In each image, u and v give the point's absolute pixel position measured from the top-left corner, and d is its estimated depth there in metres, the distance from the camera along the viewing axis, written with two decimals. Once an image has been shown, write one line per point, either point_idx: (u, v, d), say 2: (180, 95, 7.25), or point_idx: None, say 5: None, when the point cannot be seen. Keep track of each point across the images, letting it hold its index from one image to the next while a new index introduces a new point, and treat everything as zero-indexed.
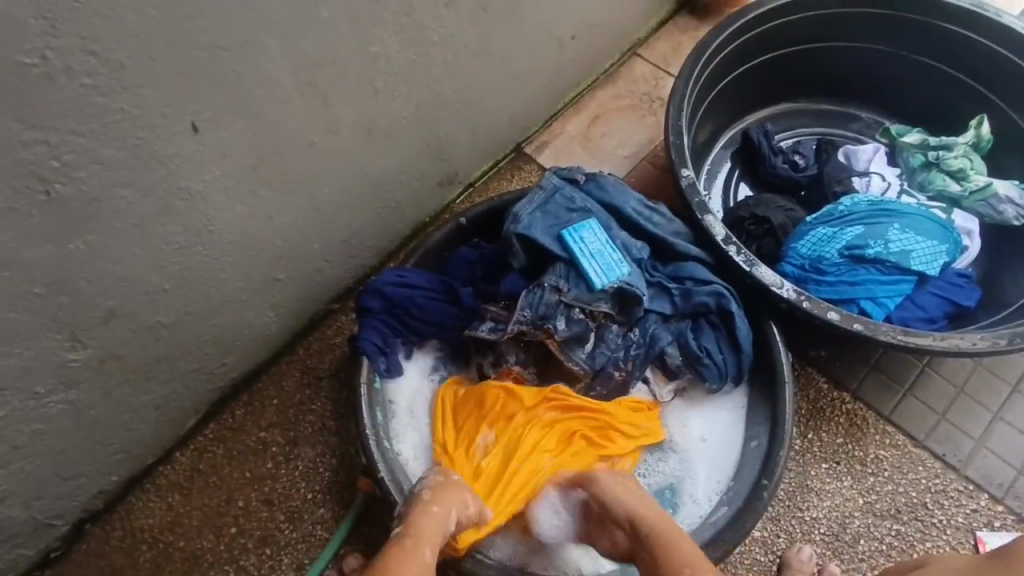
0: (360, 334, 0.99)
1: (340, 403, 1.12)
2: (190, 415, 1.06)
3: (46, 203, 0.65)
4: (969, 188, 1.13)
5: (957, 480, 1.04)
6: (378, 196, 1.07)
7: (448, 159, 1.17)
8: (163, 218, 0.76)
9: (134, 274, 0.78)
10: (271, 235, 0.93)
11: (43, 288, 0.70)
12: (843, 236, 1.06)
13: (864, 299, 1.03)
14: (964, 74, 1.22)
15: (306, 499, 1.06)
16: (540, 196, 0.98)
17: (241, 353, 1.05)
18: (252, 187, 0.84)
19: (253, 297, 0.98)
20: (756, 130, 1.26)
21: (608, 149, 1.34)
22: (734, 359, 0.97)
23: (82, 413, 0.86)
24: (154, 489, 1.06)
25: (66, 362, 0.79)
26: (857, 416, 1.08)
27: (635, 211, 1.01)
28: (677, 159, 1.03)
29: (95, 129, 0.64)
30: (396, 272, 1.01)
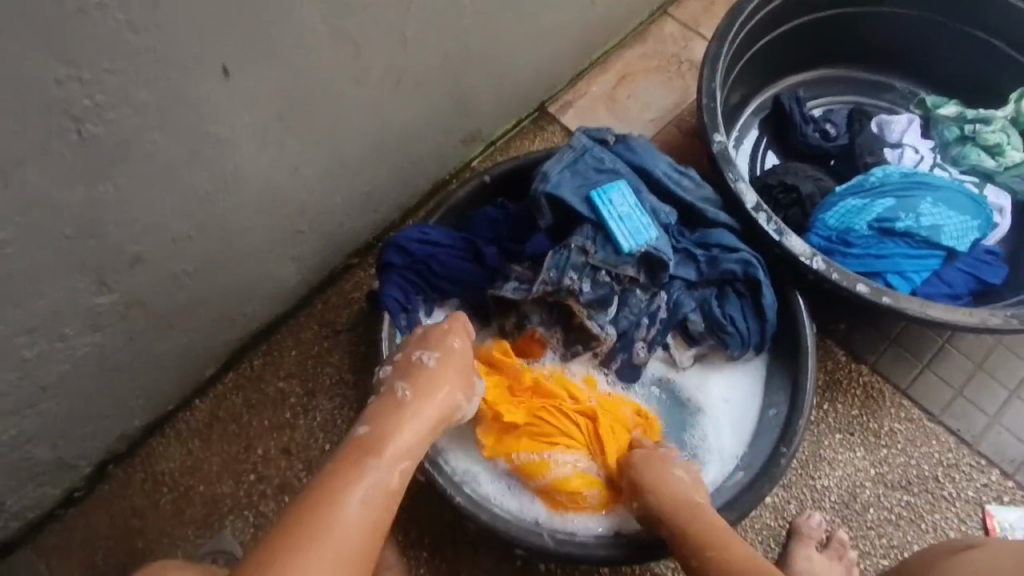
0: (381, 288, 0.99)
1: (358, 357, 1.13)
2: (210, 364, 1.07)
3: (77, 142, 0.63)
4: (1004, 163, 1.11)
5: (969, 455, 1.05)
6: (401, 150, 1.06)
7: (472, 116, 1.15)
8: (192, 163, 0.75)
9: (161, 220, 0.77)
10: (295, 186, 0.91)
11: (73, 230, 0.69)
12: (873, 208, 1.04)
13: (890, 272, 1.02)
14: (1006, 45, 1.18)
15: (323, 450, 1.07)
16: (568, 156, 0.96)
17: (260, 305, 1.05)
18: (278, 135, 0.82)
19: (275, 249, 0.98)
20: (787, 96, 1.23)
21: (634, 112, 1.31)
22: (757, 327, 0.96)
23: (107, 358, 0.87)
24: (173, 435, 1.07)
25: (93, 306, 0.79)
26: (873, 389, 1.09)
27: (664, 174, 0.99)
28: (710, 123, 1.00)
29: (127, 68, 0.62)
30: (419, 228, 1.00)
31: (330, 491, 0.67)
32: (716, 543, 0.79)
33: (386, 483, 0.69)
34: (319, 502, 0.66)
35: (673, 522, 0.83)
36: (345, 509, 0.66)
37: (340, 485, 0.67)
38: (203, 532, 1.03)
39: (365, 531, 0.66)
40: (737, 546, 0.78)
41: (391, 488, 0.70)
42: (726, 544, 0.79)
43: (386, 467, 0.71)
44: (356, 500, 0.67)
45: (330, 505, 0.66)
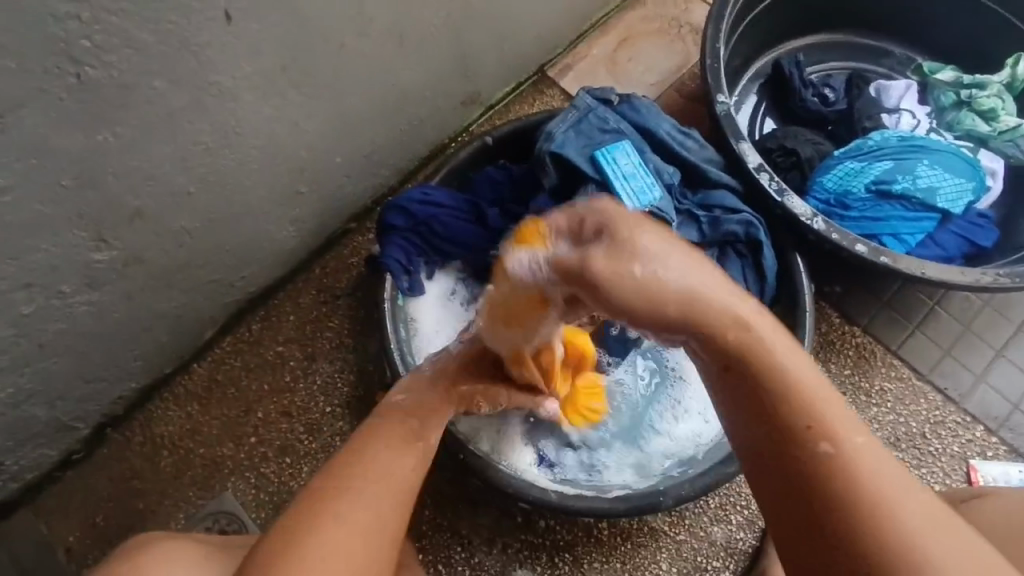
0: (383, 250, 0.99)
1: (358, 321, 1.12)
2: (208, 326, 1.06)
3: (76, 87, 0.61)
4: (998, 128, 1.13)
5: (956, 412, 1.09)
6: (401, 110, 1.04)
7: (473, 76, 1.13)
8: (192, 113, 0.73)
9: (160, 173, 0.75)
10: (296, 143, 0.90)
11: (71, 180, 0.68)
12: (871, 171, 1.05)
13: (885, 235, 1.03)
14: (1002, 10, 1.19)
15: (324, 412, 1.07)
16: (573, 115, 0.96)
17: (259, 267, 1.04)
18: (280, 87, 0.80)
19: (274, 208, 0.96)
20: (787, 61, 1.23)
21: (634, 76, 1.30)
22: (758, 288, 0.97)
23: (105, 316, 0.85)
24: (171, 399, 1.07)
25: (91, 262, 0.77)
26: (865, 350, 1.11)
27: (668, 135, 0.99)
28: (714, 84, 1.00)
29: (129, 9, 0.60)
30: (420, 189, 0.99)
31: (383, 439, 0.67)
32: (779, 394, 0.48)
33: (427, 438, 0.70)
34: (368, 446, 0.66)
35: (725, 338, 0.49)
36: (390, 453, 0.66)
37: (388, 433, 0.68)
38: (204, 493, 1.03)
39: (408, 479, 0.65)
40: (833, 408, 0.48)
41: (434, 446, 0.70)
42: (812, 401, 0.48)
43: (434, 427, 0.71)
44: (404, 448, 0.67)
45: (378, 448, 0.66)
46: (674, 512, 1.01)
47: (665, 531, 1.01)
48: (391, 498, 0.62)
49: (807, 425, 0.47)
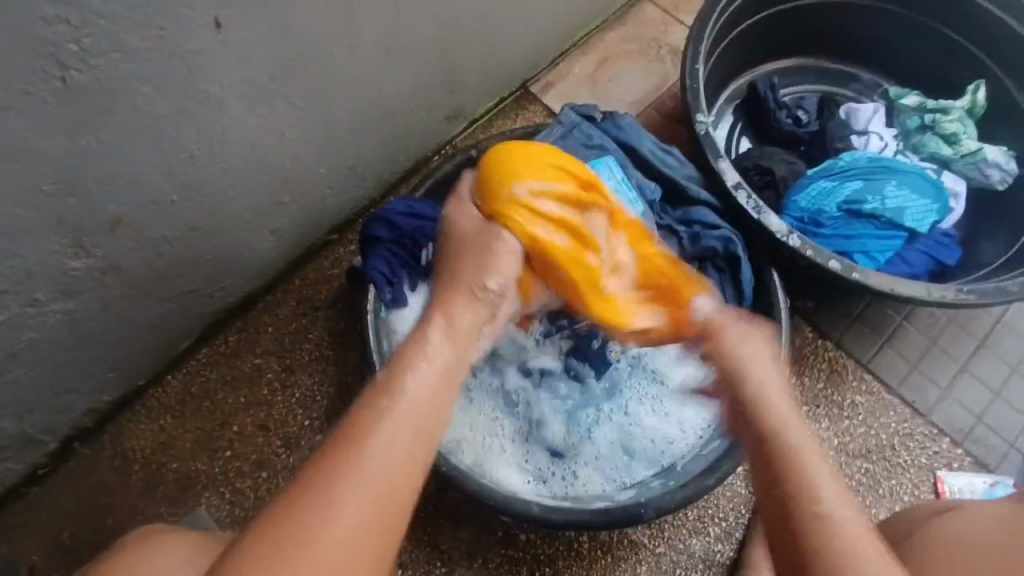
0: (367, 261, 1.00)
1: (338, 333, 1.11)
2: (184, 337, 1.04)
3: (61, 91, 0.60)
4: (961, 151, 1.17)
5: (923, 424, 1.12)
6: (387, 121, 1.04)
7: (458, 90, 1.14)
8: (179, 120, 0.72)
9: (143, 180, 0.74)
10: (281, 152, 0.89)
11: (51, 186, 0.66)
12: (842, 191, 1.09)
13: (856, 252, 1.07)
14: (965, 40, 1.24)
15: (302, 426, 1.06)
16: (557, 131, 0.97)
17: (239, 277, 1.03)
18: (267, 96, 0.80)
19: (257, 217, 0.95)
20: (763, 83, 1.27)
21: (615, 94, 1.33)
22: (735, 302, 0.99)
23: (80, 325, 0.83)
24: (144, 411, 1.04)
25: (67, 270, 0.75)
26: (837, 364, 1.15)
27: (650, 152, 1.01)
28: (693, 103, 1.03)
29: (120, 13, 0.59)
30: (406, 201, 1.01)
31: (355, 429, 0.56)
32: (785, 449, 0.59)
33: (414, 398, 0.61)
34: (340, 447, 0.55)
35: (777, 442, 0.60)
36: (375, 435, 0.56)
37: (370, 415, 0.58)
38: (177, 509, 1.00)
39: (405, 459, 0.56)
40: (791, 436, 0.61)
41: (431, 410, 0.61)
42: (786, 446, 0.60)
43: (418, 389, 0.62)
44: (388, 426, 0.57)
45: (357, 435, 0.56)
46: (653, 524, 1.02)
47: (644, 544, 1.01)
48: (385, 499, 0.53)
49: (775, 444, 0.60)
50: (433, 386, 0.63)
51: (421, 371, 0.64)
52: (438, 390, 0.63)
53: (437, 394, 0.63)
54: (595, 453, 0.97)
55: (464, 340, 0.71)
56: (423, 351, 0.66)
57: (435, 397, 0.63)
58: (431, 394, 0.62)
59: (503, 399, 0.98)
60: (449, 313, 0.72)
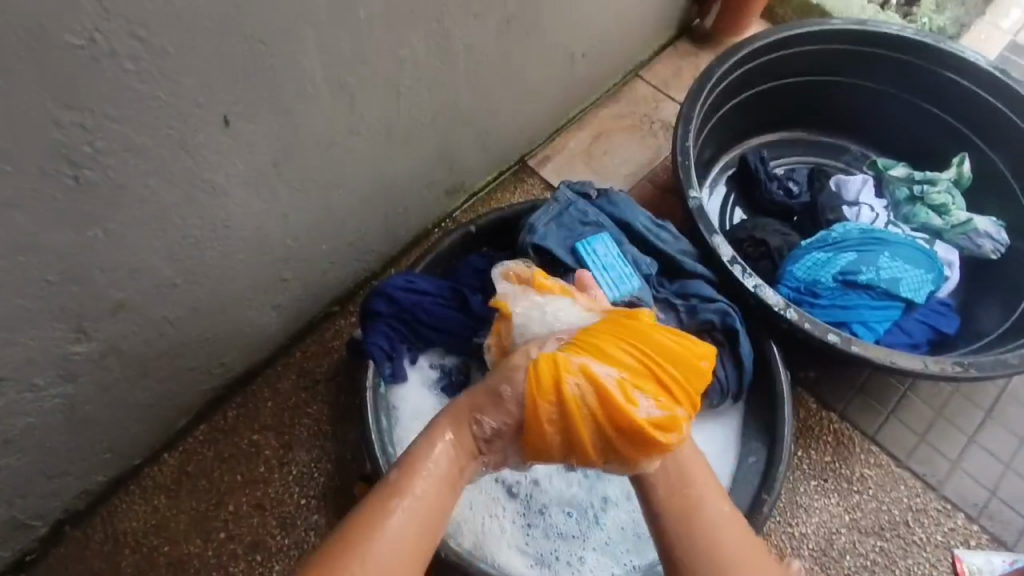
0: (367, 337, 0.99)
1: (337, 407, 1.11)
2: (182, 415, 1.03)
3: (72, 188, 0.63)
4: (950, 222, 1.20)
5: (936, 499, 1.09)
6: (387, 199, 1.07)
7: (457, 167, 1.18)
8: (185, 209, 0.75)
9: (147, 266, 0.76)
10: (283, 233, 0.91)
11: (57, 276, 0.68)
12: (837, 261, 1.10)
13: (855, 322, 1.07)
14: (947, 115, 1.29)
15: (299, 505, 1.04)
16: (555, 208, 0.99)
17: (238, 353, 1.03)
18: (271, 182, 0.83)
19: (258, 295, 0.97)
20: (753, 156, 1.31)
21: (610, 167, 1.37)
22: (735, 375, 0.99)
23: (76, 408, 0.83)
24: (138, 491, 1.02)
25: (68, 354, 0.76)
26: (843, 435, 1.13)
27: (645, 227, 1.03)
28: (685, 179, 1.06)
29: (131, 115, 0.62)
30: (405, 276, 1.01)
31: (346, 545, 0.58)
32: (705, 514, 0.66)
33: (411, 516, 0.61)
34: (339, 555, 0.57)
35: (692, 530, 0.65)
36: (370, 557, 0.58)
37: (366, 533, 0.59)
38: None
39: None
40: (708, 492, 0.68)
41: (428, 522, 0.62)
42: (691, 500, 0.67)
43: (418, 506, 0.62)
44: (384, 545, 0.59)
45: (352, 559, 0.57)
46: None
47: None
48: None
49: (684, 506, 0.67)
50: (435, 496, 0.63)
51: (425, 479, 0.63)
52: (438, 504, 0.63)
53: (437, 507, 0.63)
54: (601, 536, 0.94)
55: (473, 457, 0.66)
56: (426, 461, 0.64)
57: (434, 509, 0.63)
58: (433, 509, 0.62)
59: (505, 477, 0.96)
60: (465, 437, 0.66)
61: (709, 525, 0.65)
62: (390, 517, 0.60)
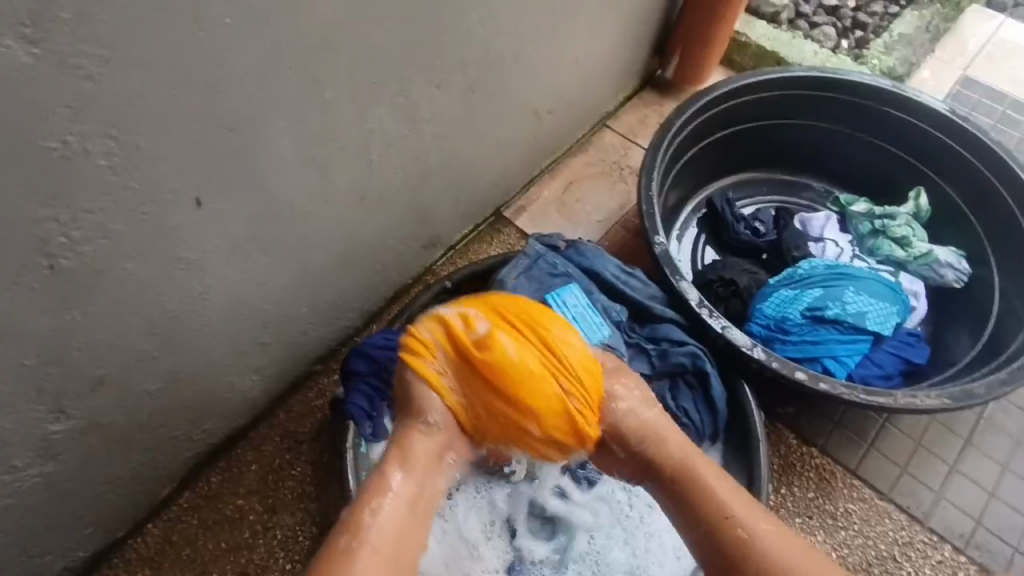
0: (346, 397, 1.00)
1: (321, 467, 1.11)
2: (166, 483, 1.04)
3: (49, 276, 0.65)
4: (913, 254, 1.24)
5: (922, 531, 1.10)
6: (364, 259, 1.10)
7: (432, 224, 1.22)
8: (162, 286, 0.77)
9: (126, 342, 0.78)
10: (261, 300, 0.94)
11: (36, 359, 0.70)
12: (804, 298, 1.13)
13: (826, 357, 1.10)
14: (902, 152, 1.34)
15: (284, 570, 1.03)
16: (524, 262, 1.03)
17: (221, 418, 1.04)
18: (246, 254, 0.86)
19: (238, 361, 0.99)
20: (719, 198, 1.35)
21: (583, 214, 1.41)
22: (710, 417, 1.00)
23: (57, 486, 0.84)
24: (122, 564, 1.02)
25: (47, 434, 0.77)
26: (825, 470, 1.14)
27: (613, 275, 1.06)
28: (650, 226, 1.10)
29: (106, 205, 0.65)
30: (383, 334, 1.04)
31: None
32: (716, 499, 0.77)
33: (382, 538, 0.71)
34: None
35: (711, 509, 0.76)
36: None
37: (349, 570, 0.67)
38: None
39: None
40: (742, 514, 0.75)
41: (399, 542, 0.72)
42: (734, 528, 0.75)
43: (385, 533, 0.71)
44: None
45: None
46: None
47: None
48: None
49: (729, 536, 0.75)
50: (401, 521, 0.73)
51: (388, 509, 0.73)
52: (404, 527, 0.73)
53: (404, 527, 0.73)
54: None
55: (426, 472, 0.77)
56: (384, 492, 0.74)
57: (399, 528, 0.72)
58: (399, 531, 0.72)
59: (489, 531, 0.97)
60: (406, 462, 0.77)
61: (726, 505, 0.76)
62: (358, 555, 0.69)
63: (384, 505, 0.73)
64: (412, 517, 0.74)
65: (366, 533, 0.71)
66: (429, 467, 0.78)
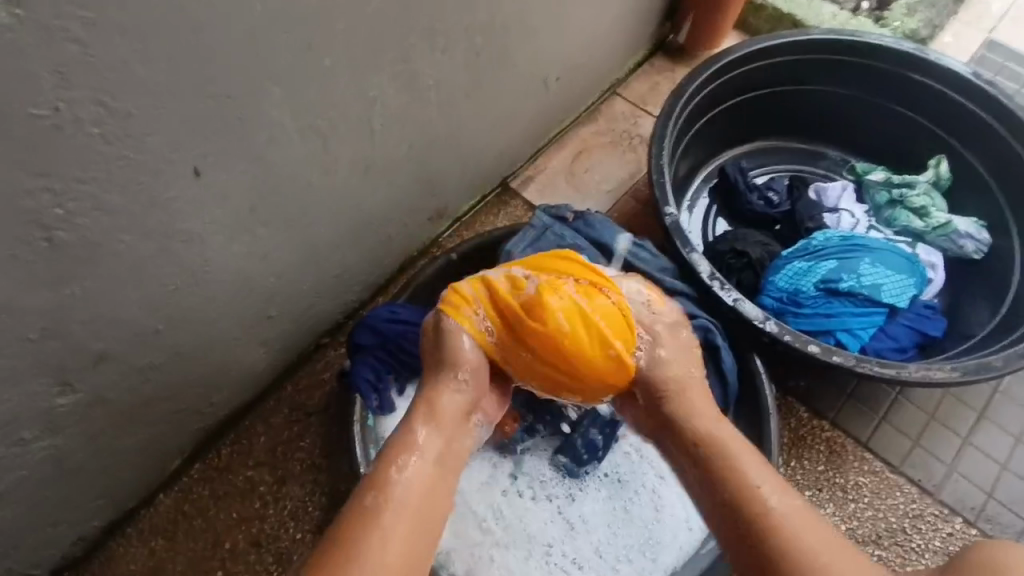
0: (353, 370, 1.00)
1: (330, 439, 1.11)
2: (175, 455, 1.04)
3: (46, 249, 0.64)
4: (932, 224, 1.20)
5: (933, 504, 1.09)
6: (369, 231, 1.09)
7: (438, 195, 1.19)
8: (161, 259, 0.76)
9: (129, 315, 0.78)
10: (264, 273, 0.93)
11: (38, 333, 0.69)
12: (818, 270, 1.11)
13: (839, 331, 1.07)
14: (922, 117, 1.30)
15: (294, 540, 1.04)
16: (531, 234, 1.01)
17: (228, 391, 1.04)
18: (247, 225, 0.84)
19: (243, 335, 0.98)
20: (732, 167, 1.32)
21: (591, 184, 1.38)
22: (720, 390, 0.99)
23: (66, 458, 0.84)
24: (136, 533, 1.04)
25: (54, 407, 0.77)
26: (836, 443, 1.13)
27: (622, 247, 1.04)
28: (661, 197, 1.07)
29: (100, 176, 0.64)
30: (389, 307, 1.02)
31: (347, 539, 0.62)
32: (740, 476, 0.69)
33: (407, 496, 0.67)
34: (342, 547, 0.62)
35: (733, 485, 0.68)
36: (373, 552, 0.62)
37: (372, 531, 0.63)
38: None
39: (414, 556, 0.63)
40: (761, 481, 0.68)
41: (426, 500, 0.68)
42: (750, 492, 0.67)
43: (411, 491, 0.68)
44: (386, 541, 0.63)
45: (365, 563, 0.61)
46: None
47: None
48: None
49: (739, 500, 0.67)
50: (428, 480, 0.70)
51: (414, 467, 0.70)
52: (432, 488, 0.69)
53: (432, 486, 0.70)
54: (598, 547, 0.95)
55: (452, 431, 0.76)
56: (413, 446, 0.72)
57: (425, 488, 0.69)
58: (428, 490, 0.69)
59: (496, 507, 0.96)
60: (431, 420, 0.75)
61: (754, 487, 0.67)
62: (381, 514, 0.65)
63: (407, 463, 0.70)
64: (440, 477, 0.71)
65: (391, 493, 0.67)
66: (456, 424, 0.77)
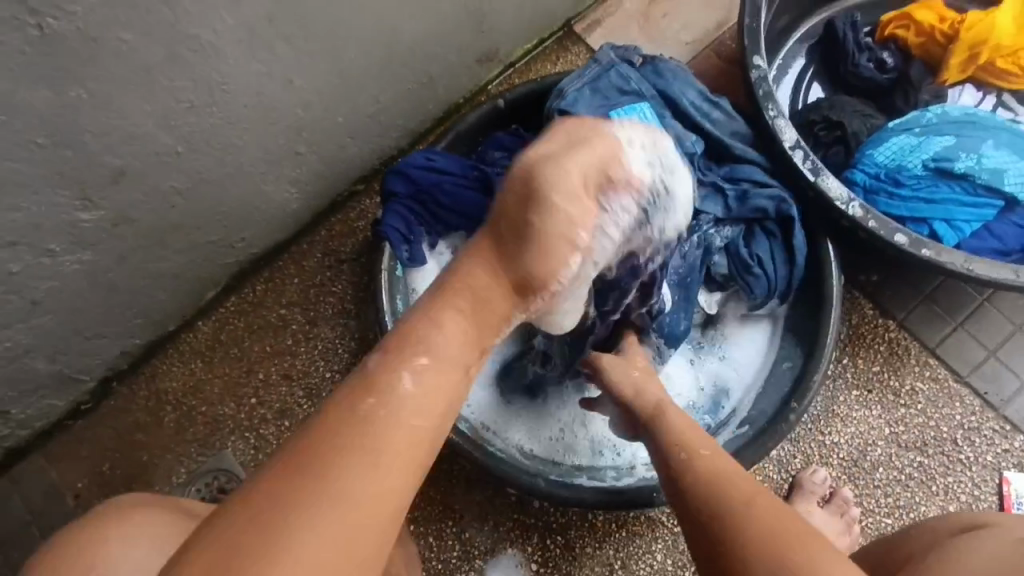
0: (382, 217, 0.93)
1: (362, 286, 1.10)
2: (210, 286, 1.05)
3: (38, 39, 0.59)
4: None
5: (994, 419, 1.01)
6: (409, 67, 0.97)
7: (490, 30, 1.05)
8: (172, 69, 0.70)
9: (143, 132, 0.73)
10: (291, 101, 0.85)
11: (46, 138, 0.66)
12: (928, 147, 0.97)
13: (937, 219, 0.95)
14: None
15: (324, 377, 1.07)
16: (593, 71, 0.88)
17: (259, 229, 1.02)
18: (265, 39, 0.75)
19: (271, 170, 0.93)
20: (842, 20, 1.12)
21: (668, 32, 1.19)
22: (786, 271, 0.89)
23: (96, 275, 0.85)
24: (177, 354, 1.08)
25: (77, 222, 0.76)
26: (898, 345, 1.04)
27: (693, 104, 0.91)
28: (750, 45, 0.90)
29: None
30: (425, 154, 0.94)
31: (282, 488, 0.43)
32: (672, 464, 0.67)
33: (426, 429, 0.49)
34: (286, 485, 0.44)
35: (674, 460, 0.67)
36: (309, 524, 0.42)
37: (361, 503, 0.44)
38: (205, 451, 1.05)
39: (364, 528, 0.44)
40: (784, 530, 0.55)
41: (400, 453, 0.47)
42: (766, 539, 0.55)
43: (450, 342, 0.52)
44: (336, 497, 0.43)
45: (318, 517, 0.43)
46: None
47: (662, 522, 1.01)
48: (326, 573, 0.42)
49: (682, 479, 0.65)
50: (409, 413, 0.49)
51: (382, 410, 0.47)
52: (471, 336, 0.54)
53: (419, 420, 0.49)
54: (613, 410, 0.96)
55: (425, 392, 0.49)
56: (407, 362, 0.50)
57: (447, 401, 0.51)
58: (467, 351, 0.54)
59: (657, 166, 0.68)
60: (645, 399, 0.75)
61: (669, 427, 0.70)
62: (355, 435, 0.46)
63: (390, 432, 0.47)
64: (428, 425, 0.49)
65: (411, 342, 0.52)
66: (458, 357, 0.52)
